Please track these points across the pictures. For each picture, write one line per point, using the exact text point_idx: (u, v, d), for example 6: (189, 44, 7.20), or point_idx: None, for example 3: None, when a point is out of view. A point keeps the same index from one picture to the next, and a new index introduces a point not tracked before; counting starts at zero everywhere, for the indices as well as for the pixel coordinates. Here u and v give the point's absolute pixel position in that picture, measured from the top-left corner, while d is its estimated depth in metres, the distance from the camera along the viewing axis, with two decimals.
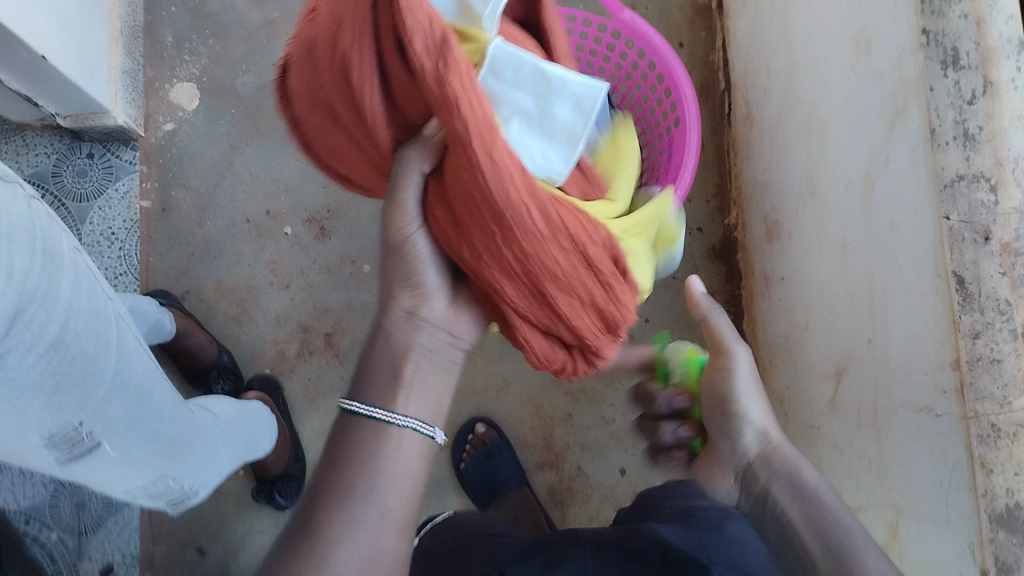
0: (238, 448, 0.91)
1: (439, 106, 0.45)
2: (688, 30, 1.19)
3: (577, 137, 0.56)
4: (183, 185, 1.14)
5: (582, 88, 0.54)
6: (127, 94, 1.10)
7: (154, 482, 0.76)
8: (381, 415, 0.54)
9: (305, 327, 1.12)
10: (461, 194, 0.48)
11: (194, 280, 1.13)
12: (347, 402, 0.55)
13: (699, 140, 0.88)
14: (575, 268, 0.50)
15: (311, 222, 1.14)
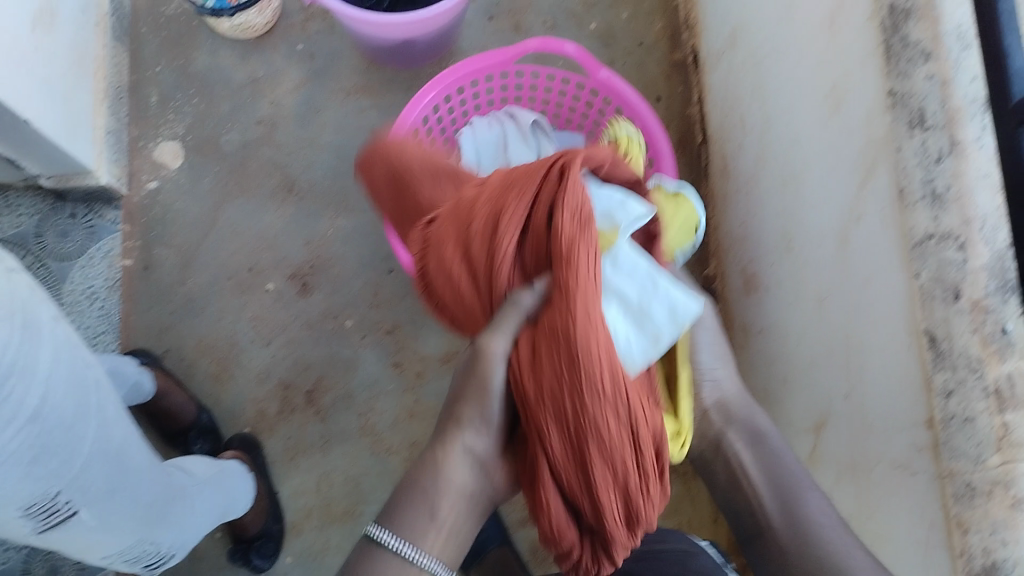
0: (215, 505, 0.90)
1: (559, 261, 0.53)
2: (665, 84, 1.21)
3: (662, 343, 0.56)
4: (166, 244, 1.15)
5: (682, 303, 0.55)
6: (111, 155, 1.12)
7: (130, 544, 0.75)
8: (409, 554, 0.57)
9: (286, 385, 1.12)
10: (544, 338, 0.53)
11: (175, 337, 1.13)
12: (372, 531, 0.58)
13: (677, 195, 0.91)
14: (624, 445, 0.52)
15: (293, 277, 1.14)
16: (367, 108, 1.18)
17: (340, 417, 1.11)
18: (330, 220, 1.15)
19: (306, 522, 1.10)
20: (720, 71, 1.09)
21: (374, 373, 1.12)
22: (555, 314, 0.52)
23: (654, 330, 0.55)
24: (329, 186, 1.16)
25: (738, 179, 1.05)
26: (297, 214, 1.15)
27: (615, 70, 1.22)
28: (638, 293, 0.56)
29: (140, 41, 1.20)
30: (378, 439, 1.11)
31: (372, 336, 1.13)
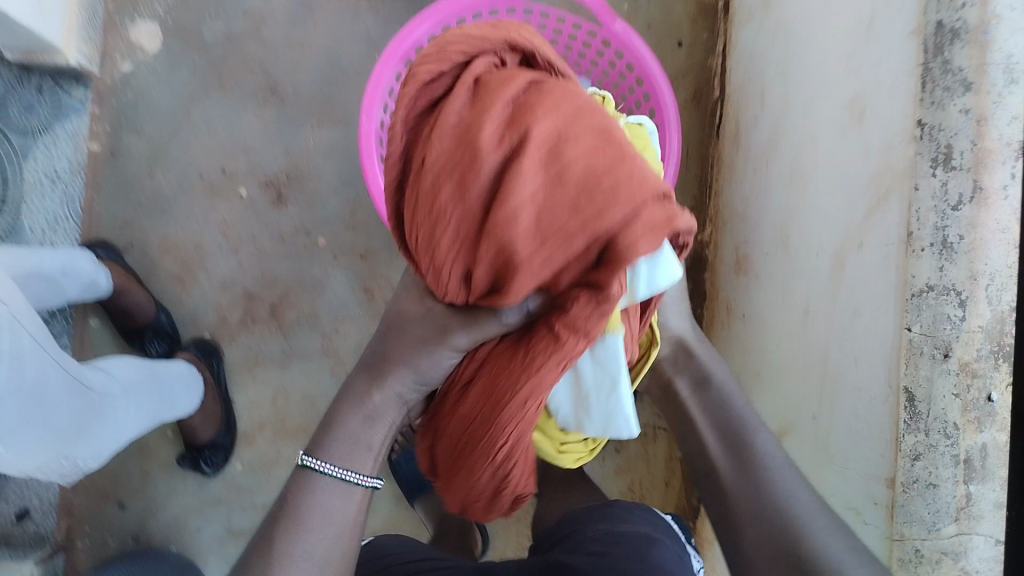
0: (141, 412, 0.86)
1: (566, 324, 0.53)
2: (689, 29, 1.13)
3: (591, 426, 0.65)
4: (136, 131, 1.09)
5: (625, 422, 0.63)
6: (82, 31, 1.04)
7: (48, 461, 0.71)
8: (333, 471, 0.57)
9: (250, 295, 1.08)
10: (510, 382, 0.58)
11: (138, 233, 1.08)
12: (304, 459, 0.58)
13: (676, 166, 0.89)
14: (493, 471, 0.64)
15: (267, 186, 1.09)
16: (365, 10, 1.09)
17: (303, 335, 1.08)
18: (311, 130, 1.09)
19: (258, 433, 1.08)
20: (750, 25, 1.01)
21: (342, 294, 1.08)
22: (521, 376, 0.56)
23: (589, 415, 0.64)
24: (316, 92, 1.09)
25: (745, 155, 1.00)
26: (276, 119, 1.09)
27: (638, 6, 1.13)
28: (594, 385, 0.61)
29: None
30: (341, 363, 1.08)
31: (345, 258, 1.08)
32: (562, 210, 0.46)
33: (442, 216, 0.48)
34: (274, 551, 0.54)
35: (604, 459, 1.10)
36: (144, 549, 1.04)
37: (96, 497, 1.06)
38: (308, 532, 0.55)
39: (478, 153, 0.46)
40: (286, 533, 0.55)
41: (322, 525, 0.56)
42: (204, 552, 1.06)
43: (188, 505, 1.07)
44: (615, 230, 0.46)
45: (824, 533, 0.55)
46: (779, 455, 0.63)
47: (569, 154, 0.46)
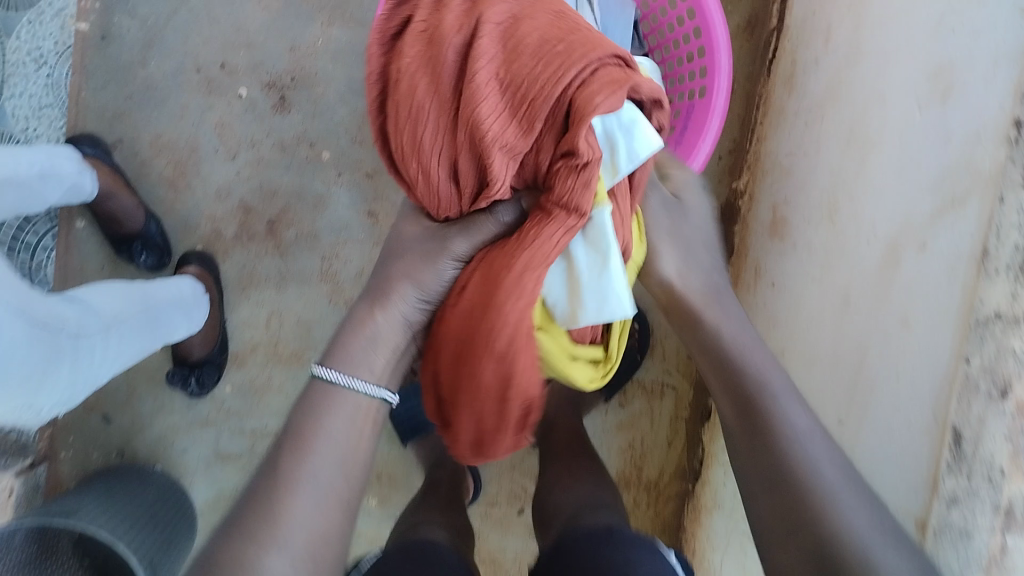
0: (126, 348, 0.79)
1: (555, 203, 0.53)
2: None
3: (581, 318, 0.57)
4: (129, 14, 0.99)
5: (617, 302, 0.55)
6: None
7: (7, 412, 0.65)
8: (348, 381, 0.55)
9: (247, 208, 1.01)
10: (492, 275, 0.55)
11: (129, 127, 1.00)
12: (320, 370, 0.56)
13: (726, 102, 0.77)
14: (497, 389, 0.60)
15: (270, 87, 0.99)
16: None
17: (301, 256, 1.01)
18: (321, 28, 0.98)
19: (249, 356, 1.03)
20: None
21: (344, 215, 1.00)
22: (501, 263, 0.54)
23: (581, 304, 0.56)
24: None
25: (798, 103, 0.88)
26: (284, 12, 0.98)
27: None
28: (586, 268, 0.55)
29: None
30: (338, 289, 1.01)
31: (350, 176, 1.00)
32: (526, 77, 0.50)
33: (421, 117, 0.52)
34: (280, 475, 0.50)
35: (607, 413, 1.06)
36: (128, 464, 1.01)
37: (80, 408, 1.03)
38: (317, 455, 0.51)
39: (442, 41, 0.51)
40: (292, 457, 0.51)
41: (328, 453, 0.52)
42: (189, 473, 1.03)
43: (176, 425, 1.03)
44: (576, 86, 0.50)
45: (869, 536, 0.44)
46: (803, 419, 0.54)
47: (523, 30, 0.51)
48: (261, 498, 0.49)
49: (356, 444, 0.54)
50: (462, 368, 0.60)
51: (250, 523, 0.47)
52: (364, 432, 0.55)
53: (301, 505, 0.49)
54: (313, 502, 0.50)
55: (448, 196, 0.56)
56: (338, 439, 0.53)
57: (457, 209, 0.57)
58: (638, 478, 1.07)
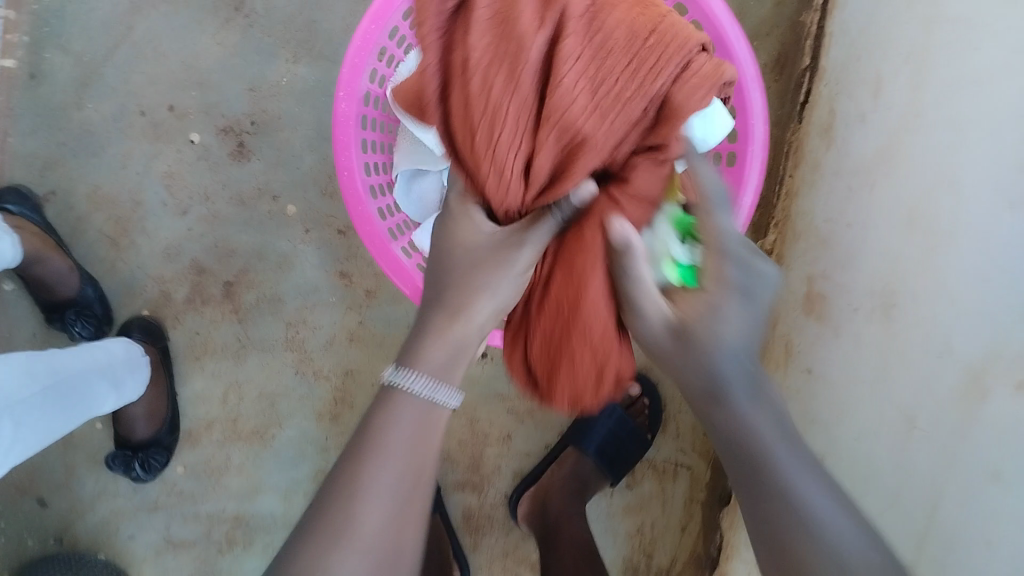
0: (33, 434, 0.64)
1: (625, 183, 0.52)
2: None
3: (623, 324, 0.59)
4: (62, 48, 0.85)
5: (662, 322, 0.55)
6: None
7: None
8: (422, 388, 0.49)
9: (201, 269, 0.87)
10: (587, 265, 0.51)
11: (63, 178, 0.86)
12: (391, 374, 0.50)
13: (761, 176, 0.64)
14: (589, 380, 0.56)
15: (226, 132, 0.86)
16: None
17: (263, 323, 0.88)
18: (285, 64, 0.85)
19: (206, 434, 0.90)
20: None
21: (312, 278, 0.87)
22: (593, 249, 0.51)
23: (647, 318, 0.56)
24: (295, 15, 0.84)
25: (841, 160, 0.75)
26: (242, 46, 0.85)
27: None
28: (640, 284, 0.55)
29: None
30: (306, 359, 0.89)
31: (318, 233, 0.87)
32: (615, 74, 0.46)
33: (500, 108, 0.47)
34: (347, 492, 0.45)
35: (612, 496, 0.94)
36: (69, 554, 0.89)
37: (11, 491, 0.90)
38: (384, 465, 0.46)
39: (522, 37, 0.46)
40: (352, 475, 0.46)
41: (397, 462, 0.47)
42: (139, 560, 0.91)
43: (121, 508, 0.91)
44: (671, 84, 0.47)
45: None
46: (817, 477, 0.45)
47: (607, 17, 0.47)
48: (328, 508, 0.45)
49: (424, 445, 0.49)
50: (554, 354, 0.56)
51: (316, 538, 0.44)
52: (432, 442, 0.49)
53: (369, 517, 0.45)
54: (383, 512, 0.45)
55: (511, 193, 0.51)
56: (408, 444, 0.48)
57: (518, 204, 0.52)
58: (650, 571, 0.94)
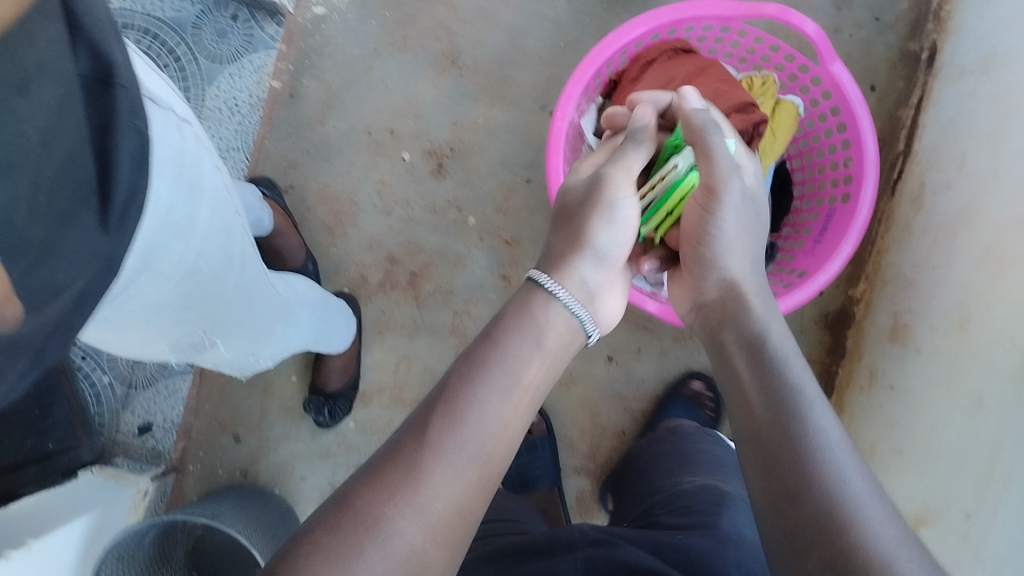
0: (308, 329, 0.76)
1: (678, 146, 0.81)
2: (886, 74, 1.08)
3: None
4: (316, 76, 1.08)
5: None
6: None
7: (240, 357, 0.64)
8: (553, 287, 0.62)
9: (394, 260, 1.08)
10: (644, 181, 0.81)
11: (300, 177, 1.08)
12: (535, 274, 0.64)
13: (870, 210, 0.82)
14: None
15: (431, 154, 1.08)
16: None
17: (435, 311, 1.07)
18: (483, 106, 1.07)
19: (376, 397, 1.08)
20: (954, 87, 0.98)
21: (480, 276, 1.07)
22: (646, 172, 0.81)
23: None
24: (495, 69, 1.08)
25: (927, 221, 0.95)
26: (453, 89, 1.08)
27: (838, 40, 1.08)
28: None
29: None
30: (466, 342, 1.07)
31: (490, 241, 1.07)
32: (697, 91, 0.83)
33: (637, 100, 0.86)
34: (421, 447, 0.48)
35: None
36: (250, 485, 1.05)
37: (215, 426, 1.08)
38: (466, 425, 0.50)
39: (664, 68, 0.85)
40: (442, 423, 0.50)
41: (471, 446, 0.50)
42: (304, 502, 1.07)
43: (298, 452, 1.07)
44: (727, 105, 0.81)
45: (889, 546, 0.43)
46: (837, 424, 0.52)
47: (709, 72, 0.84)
48: (392, 466, 0.47)
49: (515, 414, 0.54)
50: None
51: (382, 478, 0.46)
52: (519, 406, 0.55)
53: (440, 477, 0.47)
54: (499, 393, 0.53)
55: None
56: (484, 421, 0.52)
57: None
58: None
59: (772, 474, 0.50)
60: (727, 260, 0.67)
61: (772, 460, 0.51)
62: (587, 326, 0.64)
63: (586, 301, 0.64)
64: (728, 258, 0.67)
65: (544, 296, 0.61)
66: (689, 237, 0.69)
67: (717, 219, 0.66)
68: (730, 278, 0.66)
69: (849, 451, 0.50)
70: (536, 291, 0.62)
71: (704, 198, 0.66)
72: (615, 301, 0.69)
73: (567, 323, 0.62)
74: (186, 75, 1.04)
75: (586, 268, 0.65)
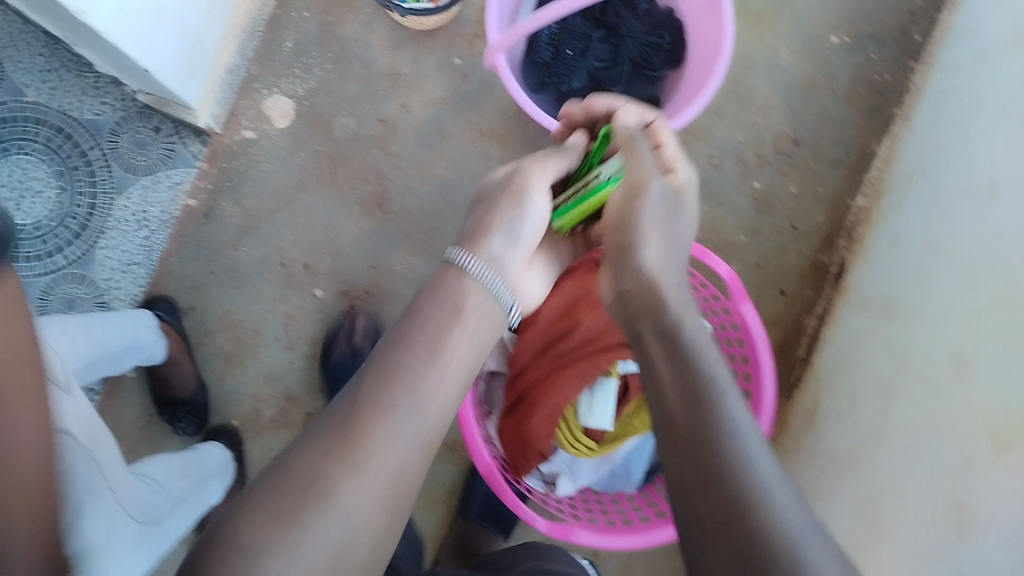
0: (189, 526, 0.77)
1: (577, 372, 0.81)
2: (795, 281, 1.12)
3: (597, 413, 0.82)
4: (235, 201, 1.06)
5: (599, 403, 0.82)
6: (218, 94, 1.04)
7: None
8: (468, 266, 0.62)
9: (291, 397, 1.05)
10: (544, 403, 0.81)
11: (205, 299, 1.05)
12: (453, 253, 0.63)
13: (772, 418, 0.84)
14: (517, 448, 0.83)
15: (344, 295, 1.06)
16: (494, 157, 1.07)
17: None
18: (404, 254, 1.06)
19: None
20: (857, 318, 1.02)
21: None
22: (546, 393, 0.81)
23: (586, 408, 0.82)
24: (422, 220, 1.07)
25: (817, 446, 0.97)
26: (375, 232, 1.06)
27: (756, 241, 1.12)
28: (592, 399, 0.82)
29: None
30: None
31: None
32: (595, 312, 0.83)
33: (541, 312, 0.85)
34: (355, 415, 0.54)
35: None
36: None
37: None
38: (412, 393, 0.56)
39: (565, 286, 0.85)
40: (373, 386, 0.56)
41: (412, 415, 0.55)
42: None
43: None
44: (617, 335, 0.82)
45: (803, 531, 0.47)
46: (746, 417, 0.54)
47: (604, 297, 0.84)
48: (340, 435, 0.53)
49: (445, 386, 0.58)
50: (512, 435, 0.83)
51: (331, 441, 0.53)
52: (443, 393, 0.58)
53: (379, 446, 0.53)
54: (417, 407, 0.56)
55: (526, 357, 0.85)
56: (407, 423, 0.55)
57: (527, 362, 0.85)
58: None
59: (683, 458, 0.53)
60: (647, 250, 0.64)
61: (683, 452, 0.53)
62: (502, 300, 0.64)
63: (502, 276, 0.64)
64: (650, 249, 0.64)
65: (456, 270, 0.62)
66: (611, 227, 0.67)
67: (637, 215, 0.65)
68: (646, 269, 0.64)
69: (757, 434, 0.54)
70: (447, 267, 0.63)
71: (625, 195, 0.66)
72: (532, 281, 0.72)
73: (483, 296, 0.62)
74: (96, 181, 1.02)
75: (496, 244, 0.65)
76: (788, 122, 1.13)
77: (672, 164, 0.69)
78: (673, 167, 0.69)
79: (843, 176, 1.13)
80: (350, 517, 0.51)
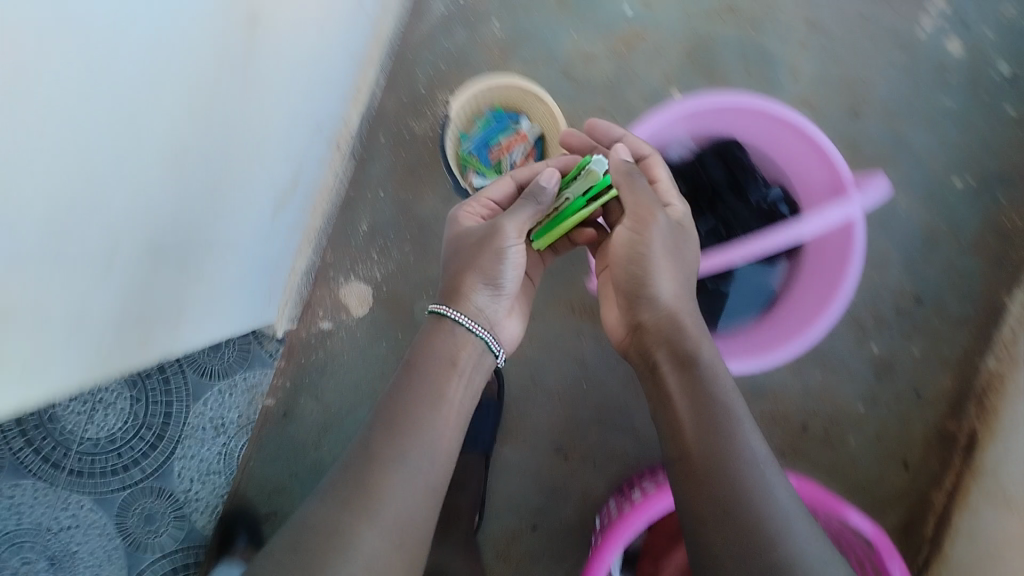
0: None
1: None
2: (920, 453, 1.02)
3: None
4: (315, 397, 1.00)
5: None
6: (293, 300, 0.99)
7: None
8: (462, 322, 0.69)
9: None
10: None
11: (286, 503, 0.99)
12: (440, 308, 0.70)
13: None
14: None
15: None
16: (586, 331, 1.03)
17: None
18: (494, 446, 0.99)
19: None
20: (996, 521, 0.88)
21: None
22: None
23: None
24: None
25: None
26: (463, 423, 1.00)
27: (876, 411, 1.03)
28: None
29: (379, 122, 1.00)
30: None
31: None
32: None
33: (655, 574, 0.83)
34: (380, 461, 0.58)
35: None
36: None
37: None
38: (422, 447, 0.60)
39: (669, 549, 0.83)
40: (394, 435, 0.60)
41: (424, 464, 0.60)
42: None
43: None
44: None
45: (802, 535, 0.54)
46: (762, 447, 0.60)
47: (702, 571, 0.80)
48: (355, 488, 0.56)
49: (449, 432, 0.63)
50: None
51: (350, 497, 0.56)
52: (450, 427, 0.64)
53: (396, 497, 0.57)
54: (429, 460, 0.60)
55: None
56: (428, 461, 0.60)
57: None
58: None
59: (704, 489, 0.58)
60: (660, 286, 0.70)
61: (696, 480, 0.59)
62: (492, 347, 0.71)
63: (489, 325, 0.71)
64: (663, 284, 0.70)
65: (447, 325, 0.68)
66: (621, 263, 0.72)
67: (647, 248, 0.70)
68: (665, 306, 0.70)
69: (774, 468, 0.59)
70: (440, 322, 0.69)
71: (631, 228, 0.71)
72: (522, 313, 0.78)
73: (475, 347, 0.69)
74: (171, 389, 0.96)
75: (482, 299, 0.70)
76: (908, 279, 1.03)
77: (668, 199, 0.76)
78: (670, 202, 0.76)
79: (972, 334, 1.02)
80: (372, 563, 0.53)
